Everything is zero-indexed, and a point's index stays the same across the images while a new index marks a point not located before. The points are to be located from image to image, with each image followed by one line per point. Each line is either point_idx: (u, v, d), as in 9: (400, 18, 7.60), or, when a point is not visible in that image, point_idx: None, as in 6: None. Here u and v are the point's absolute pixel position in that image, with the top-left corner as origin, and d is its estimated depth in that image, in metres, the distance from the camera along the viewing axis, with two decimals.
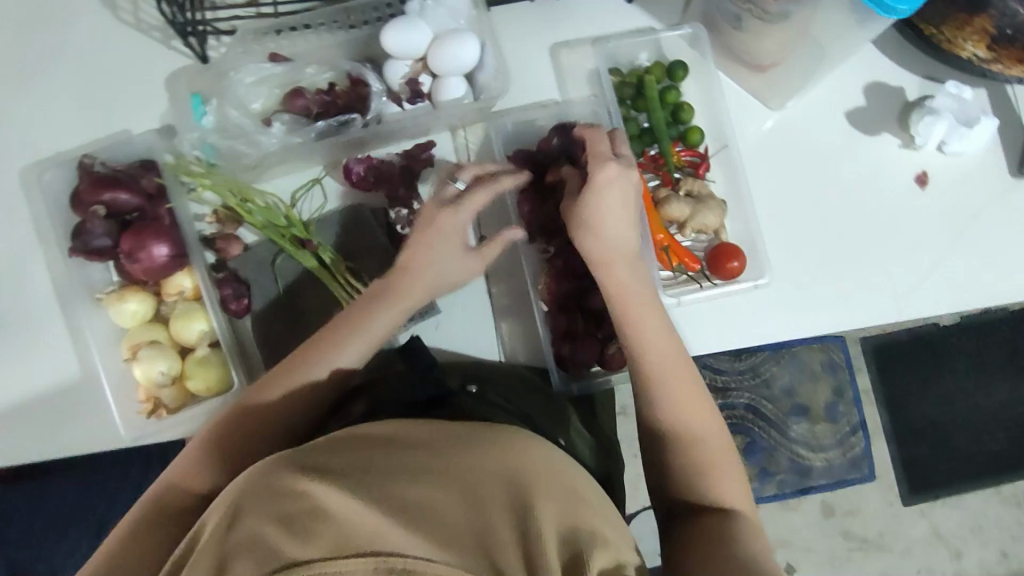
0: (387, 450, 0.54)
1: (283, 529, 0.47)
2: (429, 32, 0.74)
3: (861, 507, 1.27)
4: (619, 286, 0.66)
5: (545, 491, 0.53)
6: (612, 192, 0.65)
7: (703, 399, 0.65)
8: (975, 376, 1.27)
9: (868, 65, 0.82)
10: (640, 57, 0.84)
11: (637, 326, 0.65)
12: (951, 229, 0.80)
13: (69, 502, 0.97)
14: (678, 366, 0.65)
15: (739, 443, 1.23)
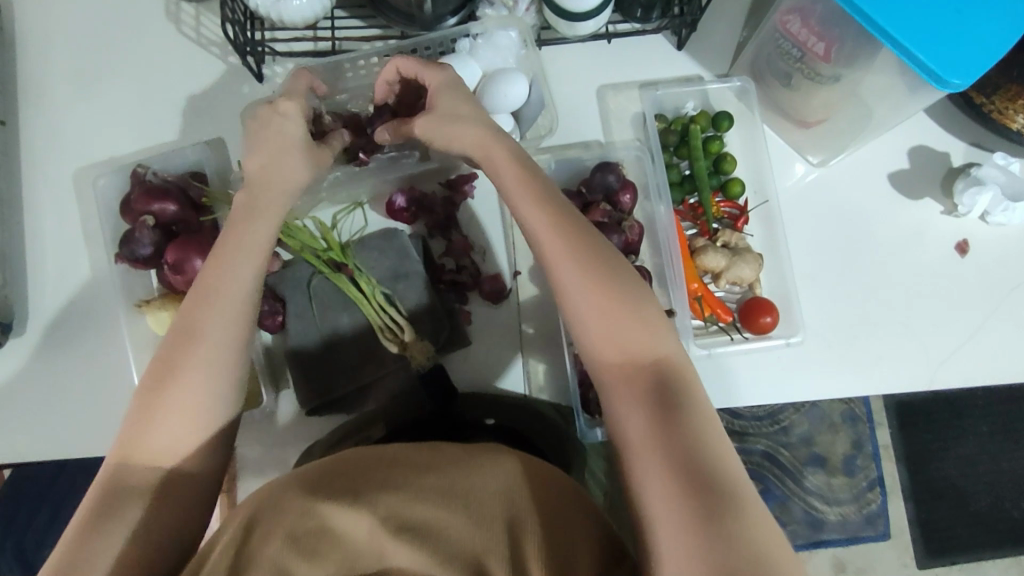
0: (389, 468, 0.54)
1: (290, 546, 0.48)
2: (478, 71, 0.75)
3: (874, 567, 1.24)
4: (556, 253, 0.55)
5: (544, 505, 0.51)
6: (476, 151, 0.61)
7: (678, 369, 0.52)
8: (1000, 441, 1.25)
9: (914, 128, 0.82)
10: (687, 105, 0.84)
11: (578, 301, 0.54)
12: (991, 298, 0.80)
13: (81, 489, 0.97)
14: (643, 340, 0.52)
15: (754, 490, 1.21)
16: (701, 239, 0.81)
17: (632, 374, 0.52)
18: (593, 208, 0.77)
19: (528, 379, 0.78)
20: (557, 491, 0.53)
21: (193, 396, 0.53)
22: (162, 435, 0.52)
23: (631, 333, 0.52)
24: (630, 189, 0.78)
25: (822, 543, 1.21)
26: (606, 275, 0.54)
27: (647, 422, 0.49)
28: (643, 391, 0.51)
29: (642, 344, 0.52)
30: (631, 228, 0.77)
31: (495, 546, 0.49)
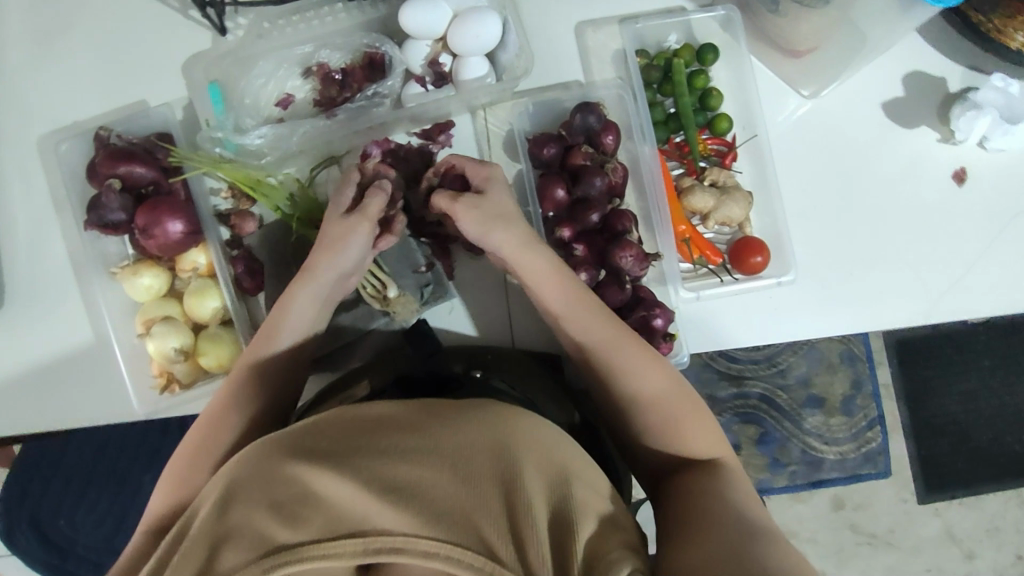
0: (374, 426, 0.48)
1: (274, 515, 0.43)
2: (448, 11, 0.72)
3: (870, 502, 1.27)
4: (579, 318, 0.63)
5: (534, 463, 0.47)
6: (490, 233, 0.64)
7: (704, 414, 0.61)
8: (1002, 375, 1.24)
9: (909, 53, 0.78)
10: (669, 39, 0.81)
11: (611, 356, 0.61)
12: (990, 229, 0.77)
13: (87, 459, 0.97)
14: (675, 393, 0.61)
15: (752, 433, 1.20)
16: (688, 178, 0.78)
17: (668, 428, 0.60)
18: (574, 150, 0.74)
19: (513, 333, 0.77)
20: (543, 451, 0.48)
21: (267, 378, 0.64)
22: (227, 423, 0.61)
23: (660, 381, 0.60)
24: (612, 129, 0.75)
25: (822, 483, 1.21)
26: (629, 331, 0.63)
27: (703, 490, 0.55)
28: (679, 419, 0.60)
29: (701, 443, 0.60)
30: (615, 170, 0.74)
31: (485, 504, 0.44)
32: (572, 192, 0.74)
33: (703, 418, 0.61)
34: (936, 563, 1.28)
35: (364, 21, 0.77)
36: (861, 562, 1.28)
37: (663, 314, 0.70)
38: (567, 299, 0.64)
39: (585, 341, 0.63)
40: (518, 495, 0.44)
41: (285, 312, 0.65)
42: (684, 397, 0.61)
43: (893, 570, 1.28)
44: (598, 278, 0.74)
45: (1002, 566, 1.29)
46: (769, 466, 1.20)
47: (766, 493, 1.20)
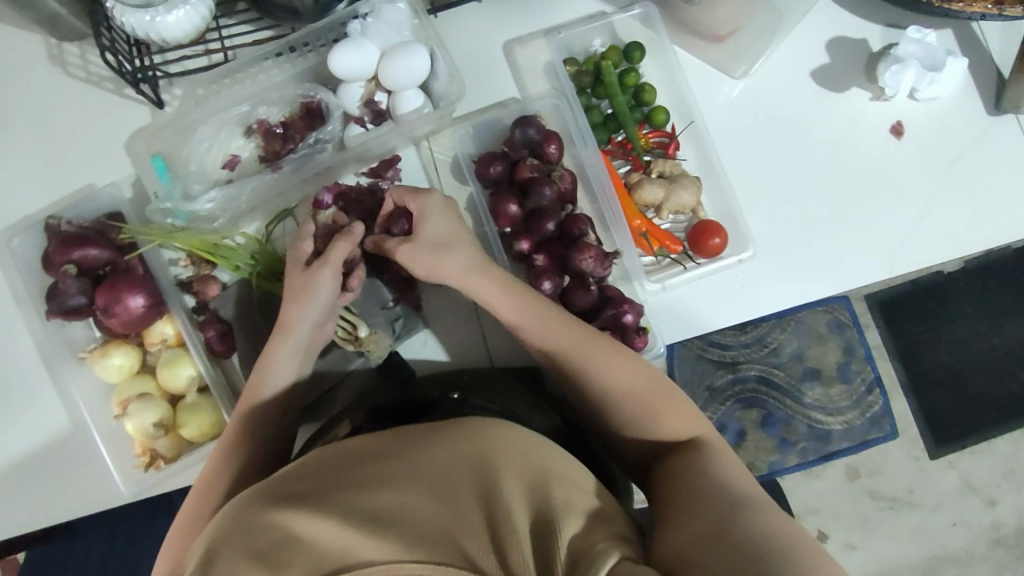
0: (352, 461, 0.48)
1: (255, 562, 0.41)
2: (376, 50, 0.73)
3: (884, 466, 1.27)
4: (543, 329, 0.65)
5: (513, 470, 0.48)
6: (444, 261, 0.66)
7: (679, 399, 0.62)
8: (987, 319, 1.26)
9: (827, 20, 0.81)
10: (594, 43, 0.82)
11: (579, 358, 0.63)
12: (935, 175, 0.79)
13: (94, 559, 0.92)
14: (646, 383, 0.62)
15: (756, 416, 1.20)
16: (635, 173, 0.79)
17: (645, 416, 0.61)
18: (520, 165, 0.75)
19: (491, 354, 0.77)
20: (521, 458, 0.49)
21: (255, 436, 0.64)
22: (217, 482, 0.61)
23: (629, 375, 0.62)
24: (554, 139, 0.76)
25: (833, 454, 1.21)
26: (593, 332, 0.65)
27: (690, 471, 0.56)
28: (655, 408, 0.61)
29: (683, 426, 0.61)
30: (563, 177, 0.75)
31: (467, 522, 0.43)
32: (525, 205, 0.75)
33: (679, 403, 0.62)
34: (961, 516, 1.28)
35: (296, 72, 0.78)
36: (886, 527, 1.27)
37: (632, 309, 0.71)
38: (528, 310, 0.65)
39: (553, 349, 0.64)
40: (499, 507, 0.44)
41: (268, 370, 0.65)
42: (656, 386, 0.62)
43: (920, 529, 1.27)
44: (563, 284, 0.74)
45: None
46: (778, 446, 1.20)
47: (780, 474, 1.20)
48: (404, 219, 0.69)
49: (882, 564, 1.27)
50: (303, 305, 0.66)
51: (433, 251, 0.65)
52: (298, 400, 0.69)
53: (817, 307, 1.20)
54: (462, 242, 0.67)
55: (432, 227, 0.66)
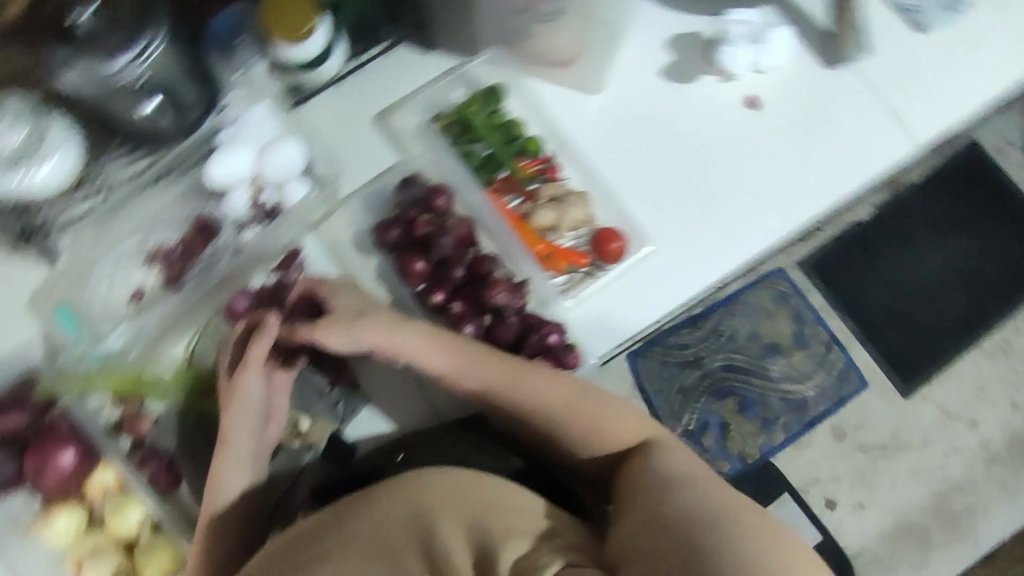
0: (301, 543, 0.52)
1: None
2: (248, 152, 0.75)
3: (868, 419, 1.36)
4: (468, 369, 0.65)
5: (447, 516, 0.49)
6: (358, 327, 0.65)
7: (615, 402, 0.63)
8: (909, 251, 1.36)
9: (660, 23, 0.87)
10: (454, 94, 0.85)
11: (508, 389, 0.64)
12: (795, 134, 0.85)
13: None
14: (578, 395, 0.63)
15: (733, 403, 1.33)
16: (526, 202, 0.82)
17: (585, 427, 0.62)
18: (415, 222, 0.78)
19: (441, 413, 0.77)
20: (454, 495, 0.51)
21: (221, 554, 0.65)
22: None
23: (561, 391, 0.63)
24: (441, 191, 0.79)
25: (817, 419, 1.34)
26: (517, 358, 0.65)
27: (641, 471, 0.57)
28: (594, 418, 0.62)
29: (630, 431, 0.62)
30: (459, 224, 0.77)
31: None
32: (430, 260, 0.77)
33: (617, 406, 0.63)
34: (948, 445, 1.36)
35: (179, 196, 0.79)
36: (887, 475, 1.36)
37: (554, 329, 0.72)
38: (451, 354, 0.66)
39: (482, 387, 0.65)
40: (435, 549, 0.47)
41: (218, 487, 0.66)
42: (589, 395, 0.63)
43: (915, 467, 1.36)
44: (486, 324, 0.74)
45: (1002, 419, 1.37)
46: (762, 426, 1.33)
47: (770, 452, 1.32)
48: (309, 303, 0.70)
49: (897, 517, 1.34)
50: (235, 412, 0.66)
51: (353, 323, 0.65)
52: (257, 507, 0.68)
53: (758, 284, 1.33)
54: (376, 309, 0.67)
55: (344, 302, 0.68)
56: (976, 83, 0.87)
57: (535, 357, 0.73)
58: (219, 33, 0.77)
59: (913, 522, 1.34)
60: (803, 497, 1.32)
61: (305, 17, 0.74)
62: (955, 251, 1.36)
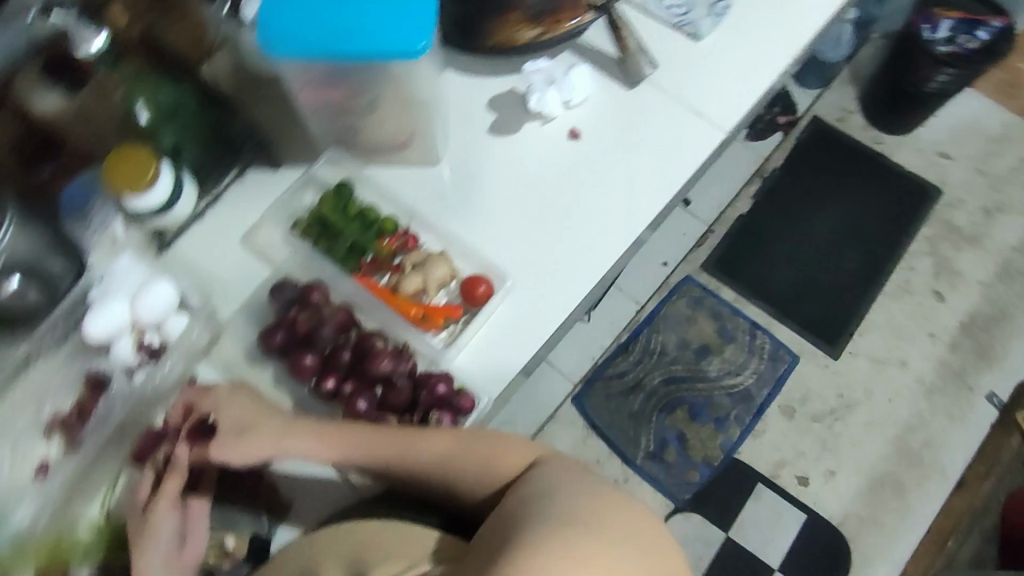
0: None
1: None
2: (123, 301, 0.78)
3: (806, 394, 1.60)
4: (354, 446, 0.72)
5: (336, 557, 0.66)
6: (250, 439, 0.72)
7: (494, 442, 0.70)
8: (757, 255, 1.71)
9: (475, 91, 0.99)
10: (306, 198, 0.94)
11: (391, 454, 0.71)
12: (616, 152, 0.96)
13: None
14: (456, 443, 0.70)
15: (683, 414, 1.59)
16: (394, 276, 0.89)
17: (468, 469, 0.69)
18: (296, 322, 0.82)
19: (361, 489, 0.78)
20: (342, 542, 0.66)
21: None
22: None
23: (441, 443, 0.70)
24: (314, 286, 0.84)
25: (761, 405, 1.59)
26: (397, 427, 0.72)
27: (516, 494, 0.63)
28: (477, 461, 0.69)
29: (518, 458, 0.69)
30: (337, 311, 0.82)
31: None
32: (318, 352, 0.81)
33: (497, 445, 0.70)
34: (891, 388, 1.60)
35: (67, 357, 0.79)
36: (842, 437, 1.56)
37: (441, 378, 0.79)
38: (337, 438, 0.72)
39: (366, 459, 0.71)
40: None
41: None
42: (467, 440, 0.70)
43: (870, 419, 1.58)
44: (379, 394, 0.80)
45: (927, 348, 1.63)
46: (717, 425, 1.57)
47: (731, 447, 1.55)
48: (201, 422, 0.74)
49: (868, 472, 1.53)
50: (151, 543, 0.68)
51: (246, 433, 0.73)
52: None
53: (671, 297, 1.67)
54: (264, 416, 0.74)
55: (228, 417, 0.74)
56: (755, 72, 1.01)
57: (430, 410, 0.79)
58: (72, 201, 0.82)
59: (886, 473, 1.53)
60: (774, 483, 1.53)
61: (143, 168, 0.79)
62: (832, 216, 1.75)
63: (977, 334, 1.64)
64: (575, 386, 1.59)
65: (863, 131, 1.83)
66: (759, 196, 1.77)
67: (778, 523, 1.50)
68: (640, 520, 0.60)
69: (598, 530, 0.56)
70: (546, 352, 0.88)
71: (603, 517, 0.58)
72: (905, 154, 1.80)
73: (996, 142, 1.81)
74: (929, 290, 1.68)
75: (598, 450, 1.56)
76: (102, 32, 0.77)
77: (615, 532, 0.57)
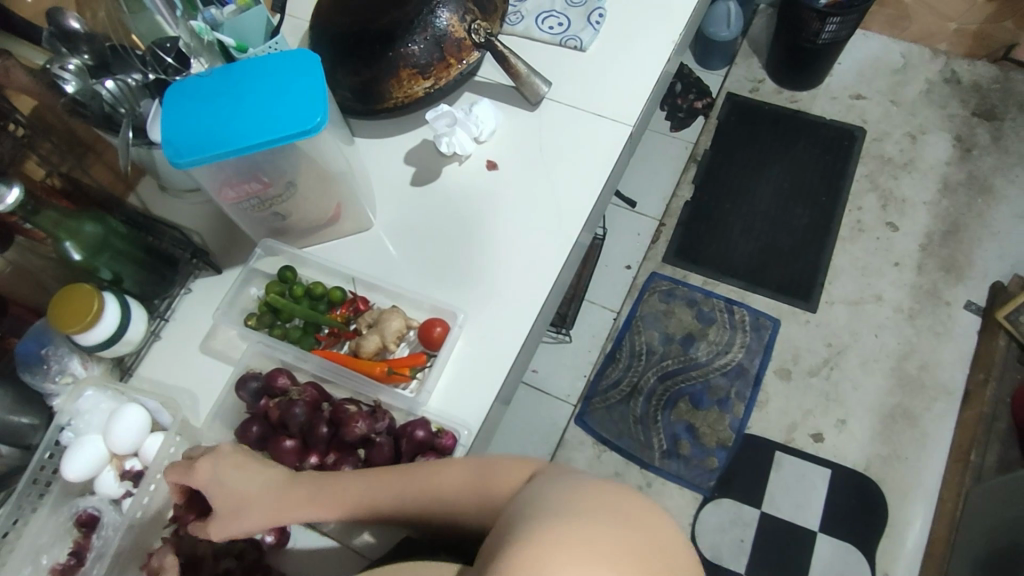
0: None
1: None
2: (96, 436, 0.80)
3: (797, 352, 1.61)
4: (359, 494, 0.71)
5: None
6: (241, 505, 0.73)
7: (497, 464, 0.66)
8: (712, 234, 1.75)
9: (391, 153, 1.03)
10: (254, 292, 0.97)
11: (399, 494, 0.70)
12: (534, 169, 1.00)
13: None
14: (461, 476, 0.67)
15: (685, 404, 1.59)
16: (353, 341, 0.93)
17: (478, 497, 0.65)
18: (268, 411, 0.85)
19: (369, 551, 0.81)
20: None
21: None
22: None
23: (447, 476, 0.68)
24: (277, 372, 0.86)
25: (757, 375, 1.60)
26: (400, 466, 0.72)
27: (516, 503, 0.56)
28: (481, 487, 0.65)
29: (511, 478, 0.63)
30: (303, 391, 0.85)
31: None
32: (295, 433, 0.84)
33: (506, 465, 0.65)
34: (875, 325, 1.62)
35: (53, 504, 0.80)
36: (842, 384, 1.57)
37: (418, 425, 0.82)
38: (338, 490, 0.72)
39: (376, 504, 0.71)
40: None
41: None
42: (474, 468, 0.67)
43: (864, 359, 1.59)
44: (362, 457, 0.83)
45: (898, 278, 1.66)
46: (720, 407, 1.58)
47: (738, 424, 1.56)
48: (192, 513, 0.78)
49: (877, 411, 1.54)
50: None
51: (241, 510, 0.73)
52: None
53: (642, 296, 1.70)
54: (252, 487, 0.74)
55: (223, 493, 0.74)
56: (645, 66, 1.07)
57: (414, 457, 0.82)
58: (28, 356, 0.82)
59: (894, 407, 1.54)
60: (791, 447, 1.53)
61: (88, 302, 0.80)
62: (772, 180, 1.81)
63: (939, 253, 1.67)
64: (574, 407, 1.60)
65: (777, 95, 1.90)
66: (699, 179, 1.82)
67: (806, 485, 1.50)
68: (640, 505, 0.50)
69: (582, 513, 0.47)
70: (515, 374, 0.90)
71: (596, 504, 0.49)
72: (821, 105, 1.88)
73: (901, 72, 1.89)
74: (882, 224, 1.72)
75: (613, 463, 1.55)
76: (13, 187, 0.73)
77: (602, 515, 0.48)
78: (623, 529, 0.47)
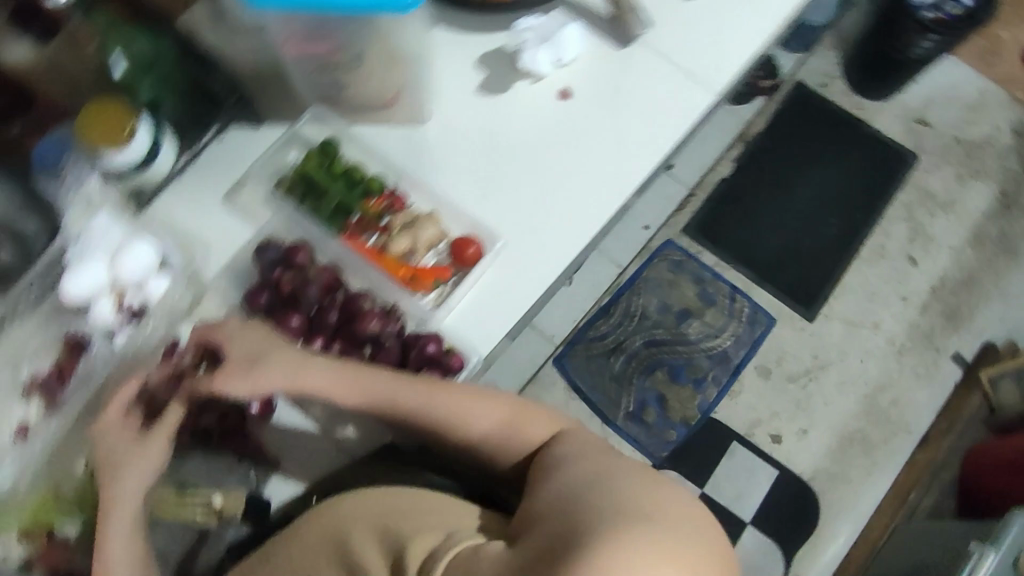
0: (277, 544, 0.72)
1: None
2: (102, 260, 0.76)
3: (782, 356, 1.64)
4: (388, 389, 0.74)
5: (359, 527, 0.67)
6: (266, 365, 0.74)
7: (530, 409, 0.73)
8: (738, 219, 1.73)
9: (464, 49, 0.96)
10: (291, 155, 0.92)
11: (431, 404, 0.73)
12: (606, 110, 0.95)
13: None
14: (496, 411, 0.73)
15: (663, 375, 1.62)
16: (382, 237, 0.88)
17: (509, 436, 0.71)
18: (280, 283, 0.82)
19: (350, 448, 0.82)
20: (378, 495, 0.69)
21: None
22: None
23: (486, 409, 0.72)
24: (298, 248, 0.83)
25: (738, 366, 1.62)
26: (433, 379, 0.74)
27: (576, 476, 0.60)
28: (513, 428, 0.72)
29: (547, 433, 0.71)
30: (320, 274, 0.82)
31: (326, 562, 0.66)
32: (304, 313, 0.82)
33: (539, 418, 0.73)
34: (863, 351, 1.64)
35: (44, 318, 0.78)
36: (814, 397, 1.61)
37: (431, 339, 0.81)
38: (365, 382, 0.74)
39: (403, 407, 0.73)
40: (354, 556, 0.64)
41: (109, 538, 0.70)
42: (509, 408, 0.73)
43: (842, 380, 1.62)
44: (365, 354, 0.82)
45: (900, 312, 1.67)
46: (696, 387, 1.60)
47: (708, 408, 1.59)
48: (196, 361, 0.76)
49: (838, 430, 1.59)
50: (123, 470, 0.71)
51: (256, 365, 0.74)
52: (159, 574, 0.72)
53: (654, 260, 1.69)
54: (274, 346, 0.75)
55: (238, 347, 0.75)
56: (747, 33, 1.00)
57: (420, 369, 0.81)
58: (45, 157, 0.79)
59: (855, 431, 1.59)
60: (749, 441, 1.58)
61: (120, 121, 0.76)
62: (814, 181, 1.77)
63: (947, 299, 1.69)
64: (557, 348, 1.61)
65: (845, 96, 1.83)
66: (742, 161, 1.77)
67: (751, 479, 1.56)
68: (703, 515, 0.55)
69: (659, 525, 0.51)
70: (533, 313, 0.89)
71: (671, 515, 0.53)
72: (884, 119, 1.82)
73: (973, 108, 1.83)
74: (903, 256, 1.72)
75: (580, 411, 1.58)
76: None
77: (678, 532, 0.52)
78: (694, 550, 0.51)
